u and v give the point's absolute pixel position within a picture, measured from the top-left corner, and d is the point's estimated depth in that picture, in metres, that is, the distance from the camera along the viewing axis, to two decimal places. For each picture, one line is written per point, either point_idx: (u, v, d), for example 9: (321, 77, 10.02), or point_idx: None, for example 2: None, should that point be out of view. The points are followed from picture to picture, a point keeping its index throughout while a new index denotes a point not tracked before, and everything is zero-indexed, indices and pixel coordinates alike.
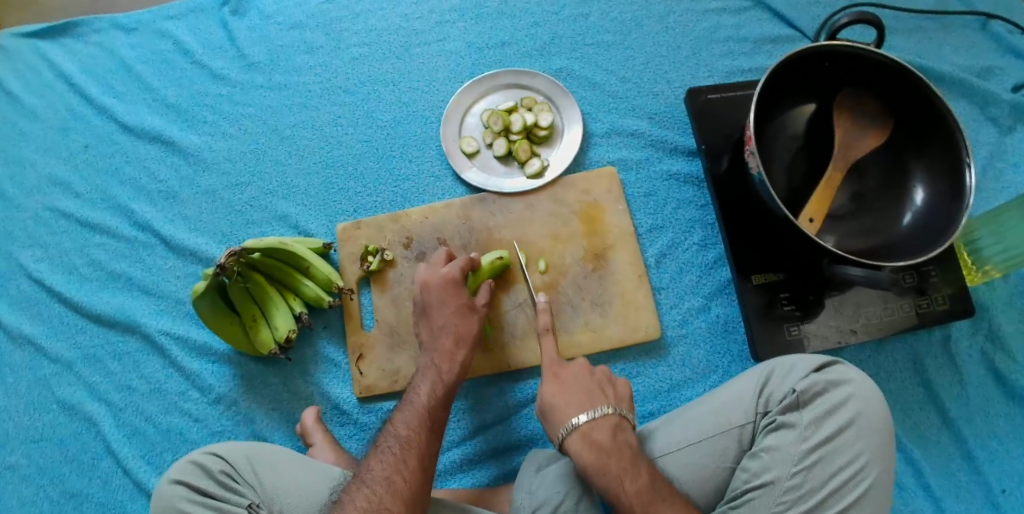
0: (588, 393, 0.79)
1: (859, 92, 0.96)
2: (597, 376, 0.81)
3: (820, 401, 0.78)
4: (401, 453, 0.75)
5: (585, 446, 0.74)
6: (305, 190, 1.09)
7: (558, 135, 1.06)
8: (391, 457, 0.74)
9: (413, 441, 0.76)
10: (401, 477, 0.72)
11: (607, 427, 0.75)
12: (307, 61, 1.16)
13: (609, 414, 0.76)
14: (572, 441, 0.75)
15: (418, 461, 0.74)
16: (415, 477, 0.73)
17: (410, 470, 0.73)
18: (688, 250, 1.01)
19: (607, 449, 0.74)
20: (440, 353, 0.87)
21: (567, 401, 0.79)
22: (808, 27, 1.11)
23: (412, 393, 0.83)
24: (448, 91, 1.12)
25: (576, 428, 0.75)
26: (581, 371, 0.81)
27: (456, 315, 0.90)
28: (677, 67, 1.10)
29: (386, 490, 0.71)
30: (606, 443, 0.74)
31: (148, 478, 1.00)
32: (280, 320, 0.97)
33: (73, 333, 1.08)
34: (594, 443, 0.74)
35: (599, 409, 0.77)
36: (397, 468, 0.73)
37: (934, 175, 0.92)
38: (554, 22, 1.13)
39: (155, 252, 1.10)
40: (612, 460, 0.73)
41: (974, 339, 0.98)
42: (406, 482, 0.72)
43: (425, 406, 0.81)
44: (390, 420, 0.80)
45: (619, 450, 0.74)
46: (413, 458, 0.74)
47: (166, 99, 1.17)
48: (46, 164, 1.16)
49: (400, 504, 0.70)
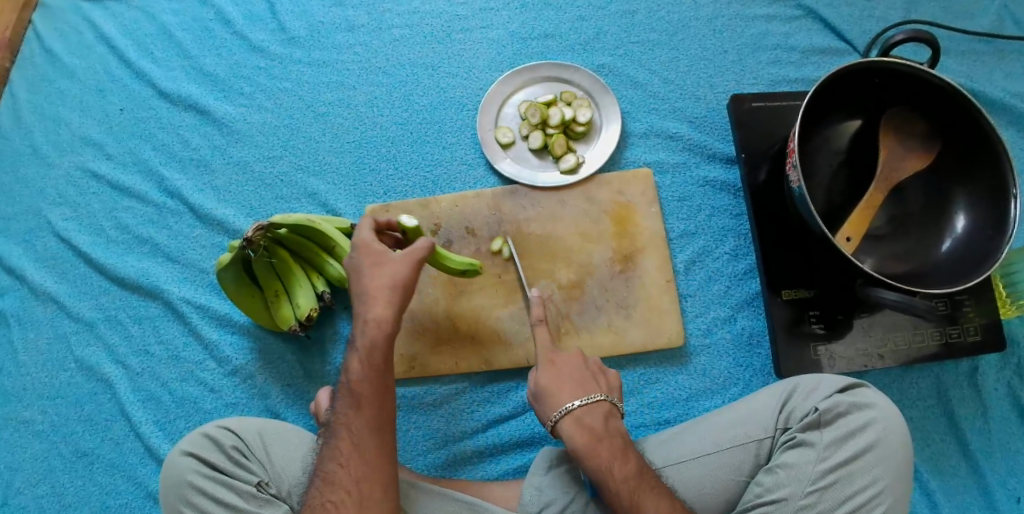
0: (580, 382, 0.79)
1: (909, 112, 0.93)
2: (589, 366, 0.82)
3: (840, 422, 0.76)
4: (340, 442, 0.74)
5: (578, 429, 0.75)
6: (336, 168, 1.09)
7: (596, 133, 1.05)
8: (327, 449, 0.74)
9: (347, 429, 0.74)
10: (337, 468, 0.72)
11: (599, 414, 0.76)
12: (347, 39, 1.15)
13: (602, 401, 0.78)
14: (565, 425, 0.76)
15: (352, 448, 0.73)
16: (351, 465, 0.72)
17: (348, 458, 0.73)
18: (719, 259, 0.99)
19: (598, 433, 0.75)
20: (371, 327, 0.77)
21: (561, 387, 0.79)
22: (859, 40, 1.09)
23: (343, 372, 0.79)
24: (486, 79, 1.11)
25: (570, 411, 0.76)
26: (576, 360, 0.81)
27: (374, 273, 0.79)
28: (722, 73, 1.08)
29: (328, 485, 0.72)
30: (598, 428, 0.75)
31: (160, 443, 1.01)
32: (302, 298, 0.96)
33: (96, 293, 1.09)
34: (587, 427, 0.75)
35: (592, 396, 0.78)
36: (334, 454, 0.73)
37: (977, 203, 0.90)
38: (599, 16, 1.12)
39: (182, 220, 1.10)
40: (602, 445, 0.74)
41: (1002, 374, 0.96)
42: (346, 472, 0.72)
43: (354, 381, 0.76)
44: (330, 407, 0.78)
45: (611, 436, 0.75)
46: (347, 443, 0.73)
47: (203, 68, 1.17)
48: (80, 124, 1.17)
49: (345, 493, 0.71)
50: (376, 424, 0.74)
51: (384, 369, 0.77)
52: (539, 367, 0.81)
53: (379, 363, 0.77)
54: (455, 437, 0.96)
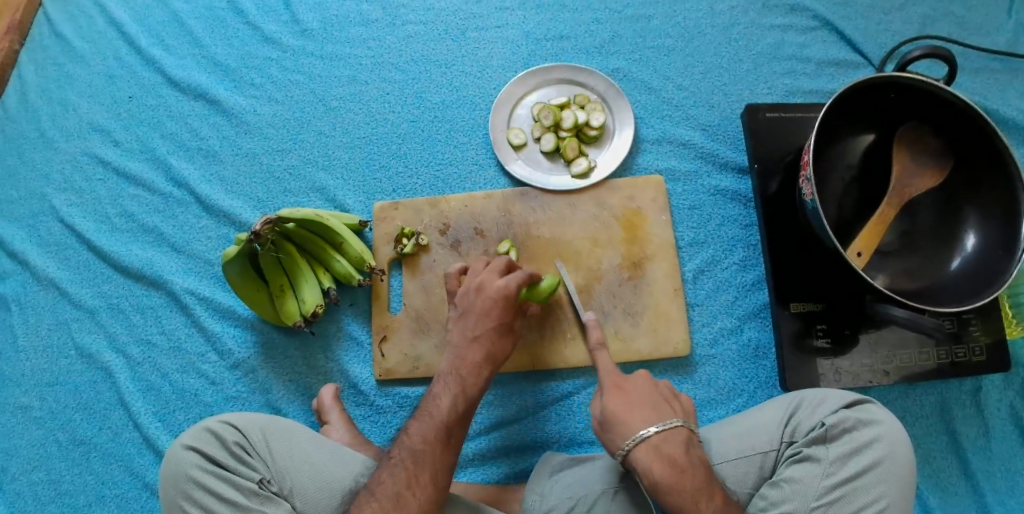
0: (655, 406, 0.77)
1: (923, 128, 0.93)
2: (658, 387, 0.80)
3: (846, 438, 0.76)
4: (415, 467, 0.74)
5: (656, 458, 0.73)
6: (345, 163, 1.08)
7: (608, 137, 1.04)
8: (401, 473, 0.74)
9: (427, 455, 0.75)
10: (412, 493, 0.72)
11: (680, 443, 0.74)
12: (361, 33, 1.14)
13: (679, 428, 0.75)
14: (639, 453, 0.73)
15: (431, 478, 0.74)
16: (426, 496, 0.73)
17: (424, 485, 0.73)
18: (727, 269, 0.99)
19: (680, 464, 0.73)
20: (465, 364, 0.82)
21: (631, 412, 0.76)
22: (874, 54, 1.08)
23: (428, 399, 0.81)
24: (500, 79, 1.10)
25: (646, 439, 0.73)
26: (643, 383, 0.80)
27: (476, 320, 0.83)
28: (737, 81, 1.07)
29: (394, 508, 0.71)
30: (679, 458, 0.73)
31: (159, 434, 1.00)
32: (308, 293, 0.96)
33: (99, 281, 1.08)
34: (666, 456, 0.73)
35: (669, 421, 0.75)
36: (408, 482, 0.73)
37: (989, 222, 0.90)
38: (615, 20, 1.11)
39: (188, 210, 1.09)
40: (686, 477, 0.72)
41: (1005, 393, 0.97)
42: (417, 502, 0.72)
43: (444, 416, 0.78)
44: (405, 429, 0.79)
45: (694, 468, 0.73)
46: (425, 473, 0.74)
47: (214, 57, 1.16)
48: (88, 110, 1.16)
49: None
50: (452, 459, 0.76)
51: (468, 408, 0.80)
52: (606, 395, 0.79)
53: (470, 405, 0.80)
54: None
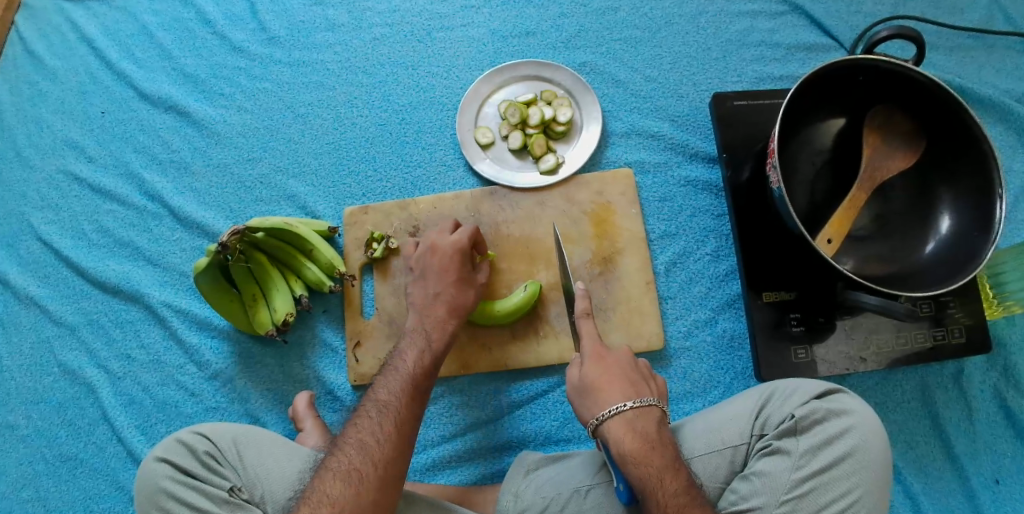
0: (633, 383, 0.79)
1: (892, 110, 0.92)
2: (639, 366, 0.82)
3: (817, 430, 0.75)
4: (385, 414, 0.75)
5: (629, 432, 0.74)
6: (315, 170, 1.08)
7: (576, 132, 1.03)
8: (362, 422, 0.75)
9: (393, 406, 0.76)
10: (374, 439, 0.73)
11: (652, 420, 0.76)
12: (327, 38, 1.14)
13: (654, 407, 0.77)
14: (612, 425, 0.75)
15: (395, 426, 0.74)
16: (388, 442, 0.73)
17: (389, 432, 0.74)
18: (700, 260, 0.98)
19: (652, 440, 0.74)
20: (430, 320, 0.86)
21: (610, 386, 0.78)
22: (845, 36, 1.06)
23: (394, 359, 0.83)
24: (467, 78, 1.09)
25: (620, 413, 0.75)
26: (624, 358, 0.81)
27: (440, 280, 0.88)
28: (705, 70, 1.06)
29: (358, 454, 0.72)
30: (652, 435, 0.74)
31: (141, 447, 1.01)
32: (280, 302, 0.96)
33: (78, 297, 1.09)
34: (639, 431, 0.74)
35: (643, 399, 0.77)
36: (372, 431, 0.74)
37: (963, 204, 0.88)
38: (581, 14, 1.10)
39: (163, 223, 1.10)
40: (654, 452, 0.73)
41: (988, 375, 0.95)
42: (380, 448, 0.72)
43: (410, 372, 0.80)
44: (374, 386, 0.80)
45: (664, 445, 0.74)
46: (389, 422, 0.74)
47: (184, 69, 1.17)
48: (62, 127, 1.17)
49: (371, 466, 0.71)
50: (417, 411, 0.78)
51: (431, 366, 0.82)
52: (585, 362, 0.80)
53: (436, 360, 0.84)
54: (436, 441, 0.95)
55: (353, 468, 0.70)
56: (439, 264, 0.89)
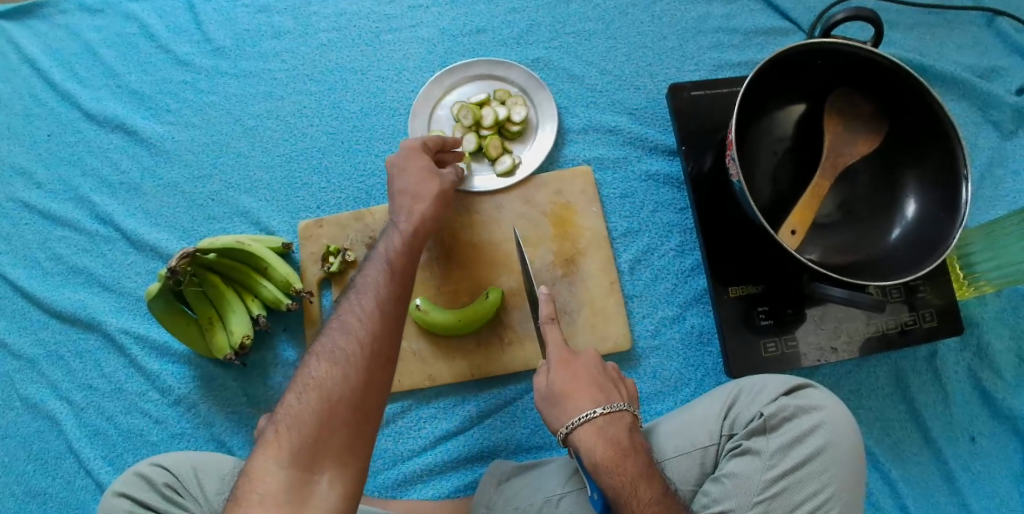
0: (603, 387, 0.78)
1: (853, 94, 0.89)
2: (607, 370, 0.80)
3: (786, 427, 0.73)
4: (369, 308, 0.68)
5: (600, 439, 0.72)
6: (268, 184, 1.05)
7: (532, 131, 1.00)
8: (345, 303, 0.69)
9: (374, 286, 0.70)
10: (355, 318, 0.67)
11: (623, 426, 0.74)
12: (274, 47, 1.10)
13: (625, 412, 0.75)
14: (583, 434, 0.73)
15: (377, 304, 0.68)
16: (371, 316, 0.67)
17: (372, 328, 0.66)
18: (664, 256, 0.96)
19: (623, 447, 0.72)
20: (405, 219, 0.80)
21: (578, 393, 0.76)
22: (803, 18, 1.04)
23: (375, 251, 0.77)
24: (418, 81, 1.06)
25: (591, 419, 0.74)
26: (592, 362, 0.79)
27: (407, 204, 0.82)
28: (662, 60, 1.03)
29: (341, 332, 0.66)
30: (624, 441, 0.73)
31: (108, 478, 0.99)
32: (236, 323, 0.93)
33: (35, 328, 1.06)
34: (610, 438, 0.73)
35: (615, 405, 0.75)
36: (356, 310, 0.68)
37: (928, 187, 0.86)
38: (532, 8, 1.07)
39: (116, 247, 1.07)
40: (627, 461, 0.71)
41: (962, 356, 0.93)
42: (363, 323, 0.66)
43: (388, 257, 0.75)
44: (355, 274, 0.74)
45: (637, 451, 0.72)
46: (371, 300, 0.69)
47: (130, 86, 1.13)
48: (9, 152, 1.13)
49: (357, 341, 0.65)
50: (401, 305, 0.70)
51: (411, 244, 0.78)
52: (552, 369, 0.78)
53: (415, 259, 0.78)
54: (406, 456, 0.93)
55: (331, 374, 0.62)
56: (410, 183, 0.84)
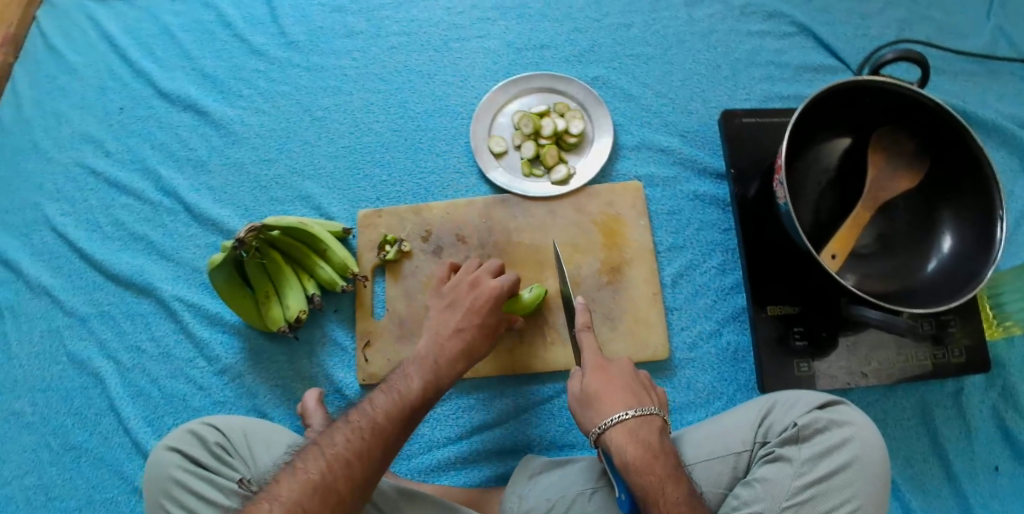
0: (635, 392, 0.79)
1: (896, 132, 0.94)
2: (638, 376, 0.81)
3: (819, 438, 0.75)
4: (366, 439, 0.70)
5: (631, 441, 0.74)
6: (330, 172, 1.10)
7: (588, 144, 1.06)
8: (352, 433, 0.70)
9: (386, 431, 0.72)
10: (359, 460, 0.68)
11: (653, 429, 0.75)
12: (346, 45, 1.17)
13: (655, 416, 0.76)
14: (614, 434, 0.74)
15: (383, 452, 0.70)
16: (373, 461, 0.69)
17: (362, 465, 0.68)
18: (706, 273, 1.00)
19: (654, 448, 0.73)
20: (444, 349, 0.83)
21: (611, 394, 0.78)
22: (852, 59, 1.10)
23: (393, 382, 0.79)
24: (482, 88, 1.12)
25: (623, 421, 0.75)
26: (626, 367, 0.81)
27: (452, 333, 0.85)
28: (715, 87, 1.09)
29: (339, 469, 0.67)
30: (653, 444, 0.74)
31: (148, 438, 1.02)
32: (292, 299, 0.98)
33: (90, 288, 1.11)
34: (641, 440, 0.74)
35: (646, 408, 0.76)
36: (359, 451, 0.69)
37: (965, 224, 0.90)
38: (595, 29, 1.13)
39: (177, 219, 1.12)
40: (656, 462, 0.72)
41: (987, 395, 0.96)
42: (362, 465, 0.68)
43: (409, 400, 0.76)
44: (369, 398, 0.75)
45: (665, 453, 0.74)
46: (377, 446, 0.70)
47: (204, 69, 1.20)
48: (81, 121, 1.20)
49: (347, 485, 0.66)
50: (397, 441, 0.73)
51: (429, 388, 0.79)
52: (588, 372, 0.80)
53: (436, 393, 0.80)
54: (441, 442, 0.97)
55: (309, 503, 0.64)
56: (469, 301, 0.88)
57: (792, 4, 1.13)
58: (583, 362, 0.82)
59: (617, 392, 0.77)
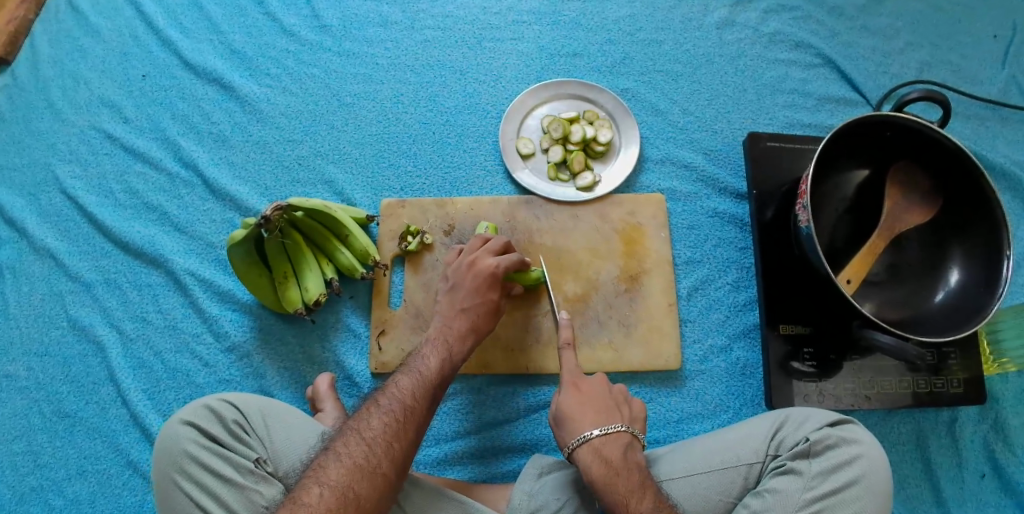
0: (603, 409, 0.81)
1: (912, 168, 0.97)
2: (613, 393, 0.84)
3: (829, 455, 0.77)
4: (401, 421, 0.75)
5: (595, 459, 0.77)
6: (355, 158, 1.10)
7: (614, 154, 1.08)
8: (387, 415, 0.75)
9: (416, 412, 0.77)
10: (397, 441, 0.73)
11: (618, 445, 0.77)
12: (379, 34, 1.17)
13: (621, 432, 0.79)
14: (582, 453, 0.78)
15: (416, 431, 0.76)
16: (408, 442, 0.74)
17: (400, 447, 0.73)
18: (721, 289, 1.02)
19: (616, 465, 0.76)
20: (451, 331, 0.87)
21: (582, 412, 0.81)
22: (872, 94, 1.14)
23: (412, 362, 0.83)
24: (513, 89, 1.13)
25: (588, 440, 0.78)
26: (599, 385, 0.84)
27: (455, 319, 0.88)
28: (740, 109, 1.12)
29: (381, 453, 0.71)
30: (616, 460, 0.76)
31: (146, 411, 0.99)
32: (311, 282, 0.97)
33: (97, 254, 1.09)
34: (605, 458, 0.76)
35: (612, 426, 0.79)
36: (396, 434, 0.73)
37: (972, 260, 0.93)
38: (627, 42, 1.15)
39: (194, 191, 1.11)
40: (619, 478, 0.75)
41: (979, 427, 1.00)
42: (400, 447, 0.73)
43: (432, 379, 0.81)
44: (392, 380, 0.80)
45: (629, 470, 0.76)
46: (411, 428, 0.75)
47: (232, 45, 1.19)
48: (100, 85, 1.18)
49: (389, 466, 0.71)
50: (426, 421, 0.78)
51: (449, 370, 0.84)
52: (562, 393, 0.83)
53: (452, 370, 0.85)
54: (449, 436, 0.97)
55: (360, 485, 0.68)
56: (473, 283, 0.90)
57: (818, 36, 1.17)
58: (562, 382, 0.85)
59: (585, 410, 0.81)
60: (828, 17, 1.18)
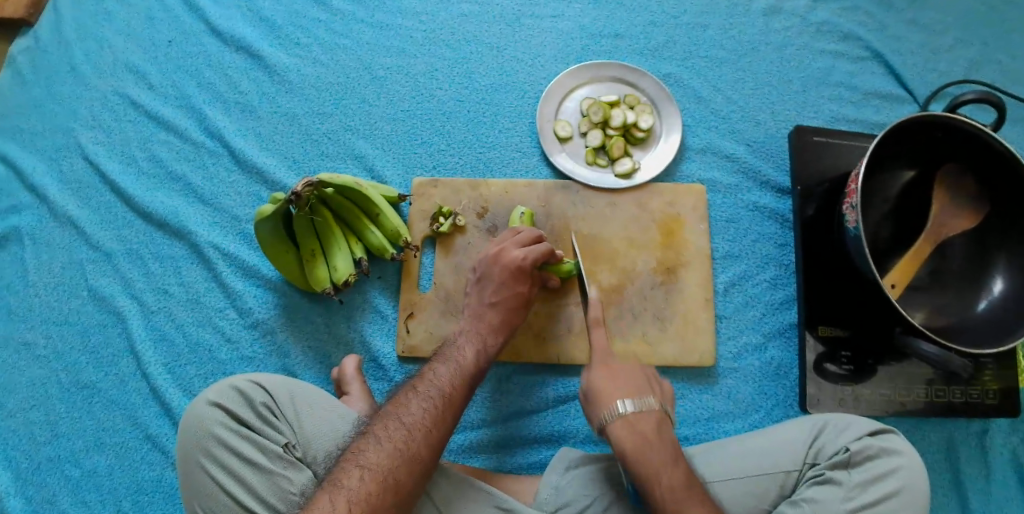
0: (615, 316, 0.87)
1: (963, 170, 0.95)
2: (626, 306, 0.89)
3: (867, 466, 0.76)
4: (440, 407, 0.73)
5: (603, 354, 0.82)
6: (386, 134, 1.06)
7: (654, 141, 1.04)
8: (427, 402, 0.73)
9: (454, 399, 0.75)
10: (438, 429, 0.71)
11: None
12: (415, 6, 1.13)
13: None
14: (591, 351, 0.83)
15: (454, 418, 0.73)
16: (446, 429, 0.72)
17: (439, 434, 0.71)
18: (758, 285, 1.00)
19: (621, 358, 0.82)
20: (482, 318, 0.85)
21: (595, 316, 0.86)
22: (920, 91, 1.10)
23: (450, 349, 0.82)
24: (551, 69, 1.09)
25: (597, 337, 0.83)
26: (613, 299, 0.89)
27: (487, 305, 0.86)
28: (785, 101, 1.08)
29: (421, 438, 0.69)
30: (621, 355, 0.82)
31: (166, 386, 0.97)
32: (340, 261, 0.94)
33: (119, 224, 1.06)
34: (612, 353, 0.82)
35: None
36: (437, 420, 0.72)
37: (1019, 269, 0.91)
38: (671, 25, 1.11)
39: (219, 162, 1.07)
40: (621, 369, 0.80)
41: (1010, 437, 0.98)
42: (438, 435, 0.71)
43: (470, 368, 0.79)
44: (430, 367, 0.78)
45: (632, 362, 0.82)
46: (450, 415, 0.73)
47: (262, 12, 1.14)
48: (123, 48, 1.14)
49: (428, 453, 0.69)
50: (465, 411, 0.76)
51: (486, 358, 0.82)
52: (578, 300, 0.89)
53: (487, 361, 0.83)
54: (475, 424, 0.95)
55: (397, 469, 0.66)
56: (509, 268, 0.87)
57: (867, 29, 1.12)
58: (591, 363, 0.84)
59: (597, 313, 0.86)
60: (878, 10, 1.14)
